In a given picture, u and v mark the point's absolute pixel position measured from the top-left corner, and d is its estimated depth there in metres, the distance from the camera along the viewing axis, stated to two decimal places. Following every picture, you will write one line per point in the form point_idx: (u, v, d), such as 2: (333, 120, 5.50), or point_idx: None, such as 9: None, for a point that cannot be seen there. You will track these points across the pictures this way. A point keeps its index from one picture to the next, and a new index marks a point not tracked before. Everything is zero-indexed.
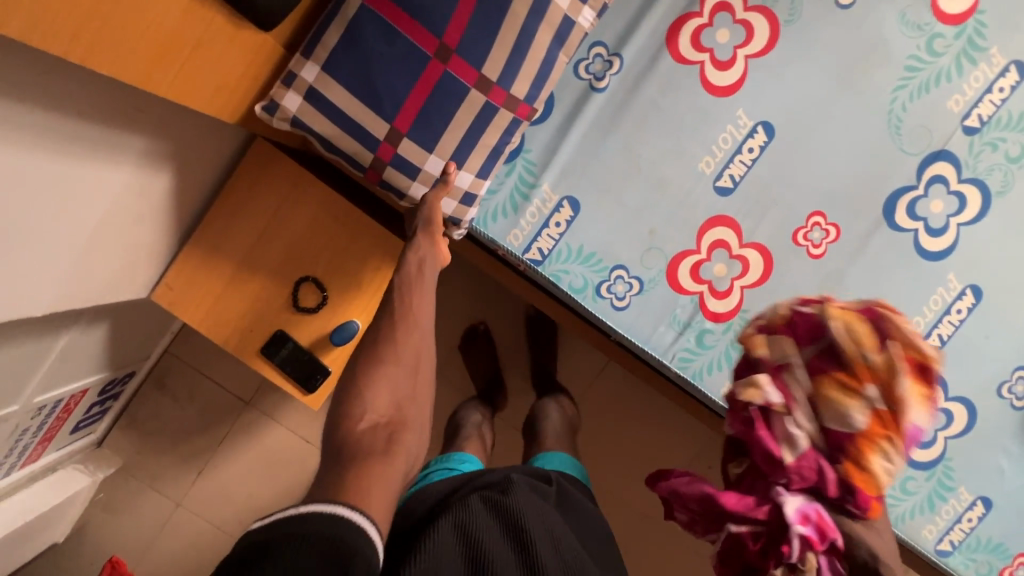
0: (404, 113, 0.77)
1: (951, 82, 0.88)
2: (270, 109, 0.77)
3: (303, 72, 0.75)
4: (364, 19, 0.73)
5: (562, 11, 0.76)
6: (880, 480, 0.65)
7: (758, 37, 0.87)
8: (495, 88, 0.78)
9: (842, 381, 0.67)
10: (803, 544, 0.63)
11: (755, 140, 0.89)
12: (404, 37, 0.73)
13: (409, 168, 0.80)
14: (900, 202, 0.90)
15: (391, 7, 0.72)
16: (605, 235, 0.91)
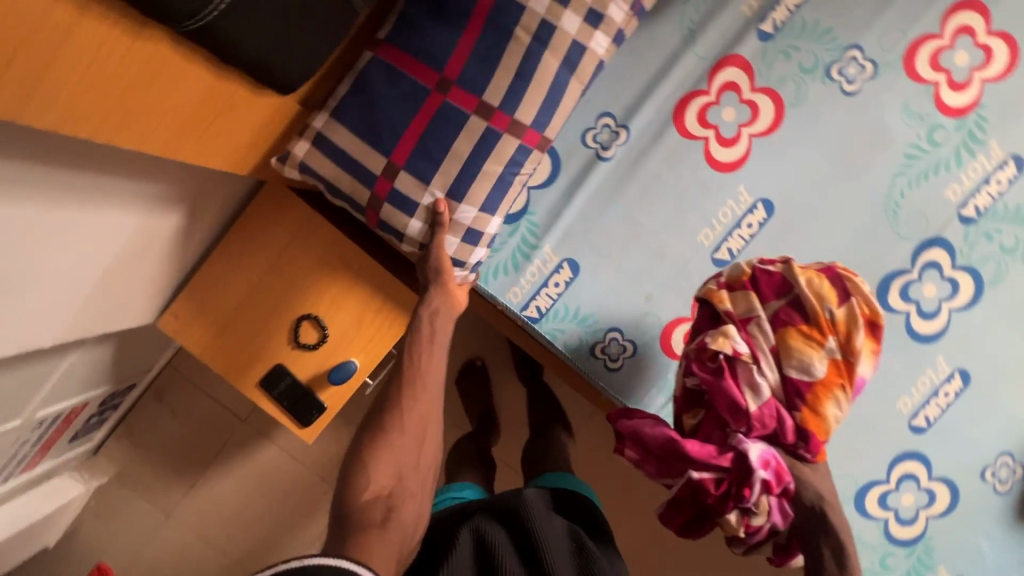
0: (400, 147, 0.77)
1: (949, 172, 0.89)
2: (282, 159, 0.80)
3: (315, 122, 0.79)
4: (379, 83, 0.76)
5: (569, 36, 0.75)
6: (832, 423, 0.77)
7: (763, 117, 0.89)
8: (496, 112, 0.76)
9: (807, 334, 0.76)
10: (763, 486, 0.72)
11: (754, 216, 0.91)
12: (407, 78, 0.76)
13: (406, 204, 0.79)
14: (893, 284, 0.92)
15: (398, 53, 0.76)
16: (602, 297, 0.93)
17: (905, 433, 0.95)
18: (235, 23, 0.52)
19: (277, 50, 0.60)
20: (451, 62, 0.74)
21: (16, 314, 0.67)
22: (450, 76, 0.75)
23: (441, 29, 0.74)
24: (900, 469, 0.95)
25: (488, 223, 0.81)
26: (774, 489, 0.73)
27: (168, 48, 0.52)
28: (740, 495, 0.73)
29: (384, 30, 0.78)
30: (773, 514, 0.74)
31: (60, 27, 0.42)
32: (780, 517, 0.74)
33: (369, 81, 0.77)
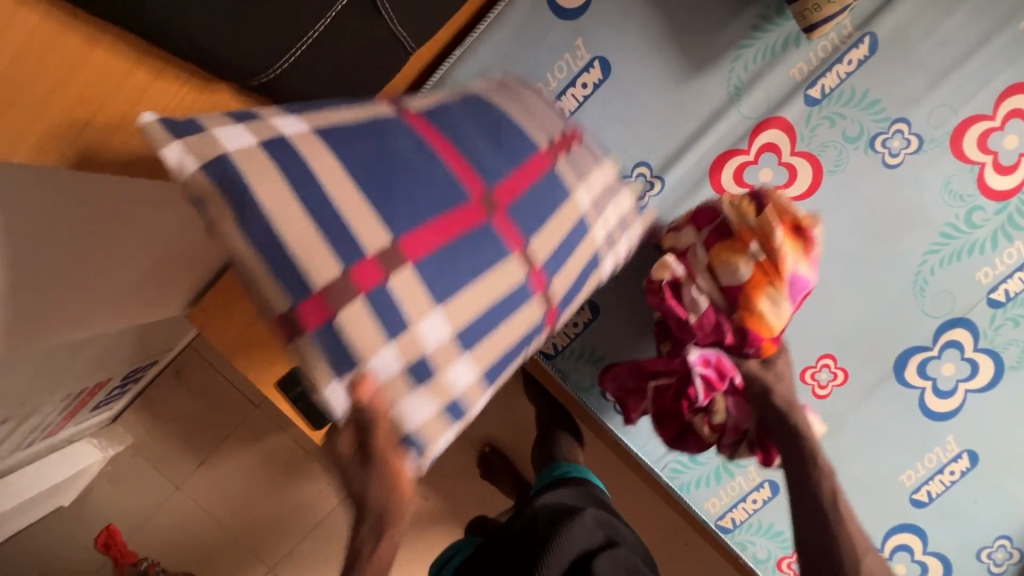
0: (417, 236, 0.49)
1: (983, 255, 0.88)
2: (177, 134, 0.44)
3: (276, 121, 0.49)
4: (400, 141, 0.52)
5: (594, 244, 0.63)
6: (772, 326, 0.70)
7: (800, 180, 0.89)
8: (536, 269, 0.56)
9: (732, 245, 0.72)
10: (705, 385, 0.78)
11: None
12: (442, 165, 0.53)
13: (393, 321, 0.47)
14: (911, 359, 0.92)
15: (431, 128, 0.55)
16: (619, 341, 0.94)
17: (905, 505, 0.95)
18: (295, 76, 0.54)
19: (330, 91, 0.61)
20: (508, 194, 0.55)
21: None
22: (501, 194, 0.55)
23: (505, 155, 0.57)
24: (895, 539, 0.96)
25: (480, 395, 0.56)
26: (720, 386, 0.78)
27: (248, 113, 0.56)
28: (690, 396, 0.79)
29: (420, 102, 0.59)
30: (732, 408, 0.80)
31: (136, 91, 0.47)
32: (738, 412, 0.80)
33: (390, 136, 0.52)
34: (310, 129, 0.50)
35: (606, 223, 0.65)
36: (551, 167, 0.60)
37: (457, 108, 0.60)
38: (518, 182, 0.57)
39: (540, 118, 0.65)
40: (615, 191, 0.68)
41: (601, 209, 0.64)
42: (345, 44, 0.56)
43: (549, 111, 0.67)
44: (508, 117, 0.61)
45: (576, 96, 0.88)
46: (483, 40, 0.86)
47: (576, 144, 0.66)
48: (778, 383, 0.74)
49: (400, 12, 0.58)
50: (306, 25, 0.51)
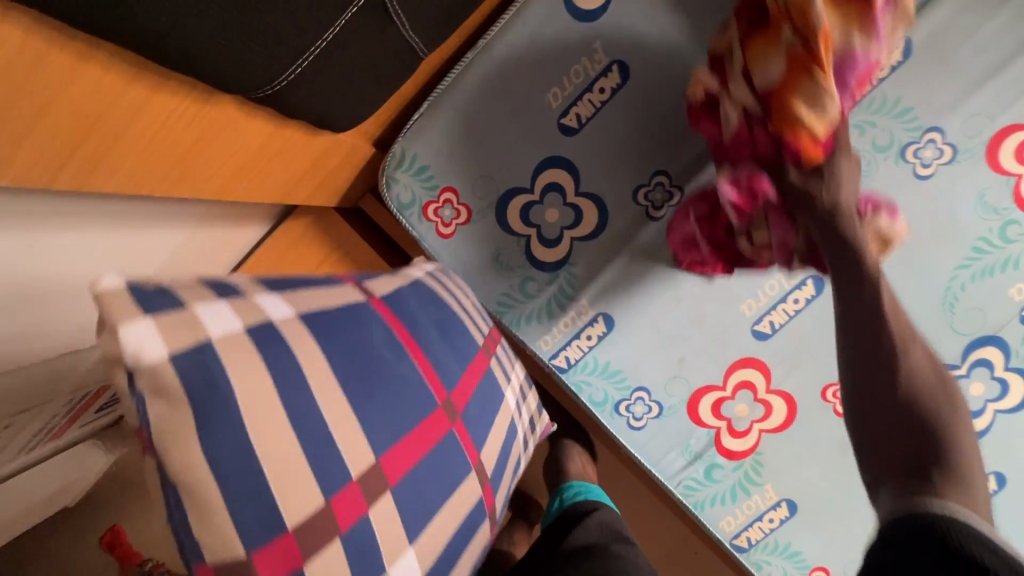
0: (395, 458, 0.45)
1: (1017, 270, 0.84)
2: (139, 297, 0.35)
3: (260, 302, 0.43)
4: (371, 333, 0.49)
5: (518, 448, 0.64)
6: (824, 114, 0.63)
7: None
8: (489, 485, 0.55)
9: (765, 36, 0.66)
10: (736, 207, 0.75)
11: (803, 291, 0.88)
12: (417, 368, 0.51)
13: (365, 558, 0.41)
14: None
15: (396, 318, 0.53)
16: (634, 355, 0.92)
17: None
18: (299, 88, 0.51)
19: (336, 101, 0.59)
20: (466, 398, 0.55)
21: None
22: (461, 400, 0.54)
23: (458, 350, 0.58)
24: None
25: None
26: (753, 205, 0.74)
27: (241, 115, 0.52)
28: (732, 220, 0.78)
29: (382, 284, 0.57)
30: (774, 225, 0.74)
31: (133, 103, 0.42)
32: (783, 229, 0.73)
33: (367, 328, 0.49)
34: (297, 313, 0.45)
35: (524, 423, 0.68)
36: (488, 367, 0.62)
37: (410, 293, 0.59)
38: (469, 381, 0.57)
39: (475, 318, 0.67)
40: (527, 392, 0.72)
41: (523, 402, 0.69)
42: (352, 54, 0.53)
43: (475, 305, 0.69)
44: (455, 314, 0.62)
45: (593, 101, 0.84)
46: (497, 42, 0.82)
47: (499, 344, 0.69)
48: (839, 176, 0.66)
49: (411, 18, 0.56)
50: (315, 35, 0.47)
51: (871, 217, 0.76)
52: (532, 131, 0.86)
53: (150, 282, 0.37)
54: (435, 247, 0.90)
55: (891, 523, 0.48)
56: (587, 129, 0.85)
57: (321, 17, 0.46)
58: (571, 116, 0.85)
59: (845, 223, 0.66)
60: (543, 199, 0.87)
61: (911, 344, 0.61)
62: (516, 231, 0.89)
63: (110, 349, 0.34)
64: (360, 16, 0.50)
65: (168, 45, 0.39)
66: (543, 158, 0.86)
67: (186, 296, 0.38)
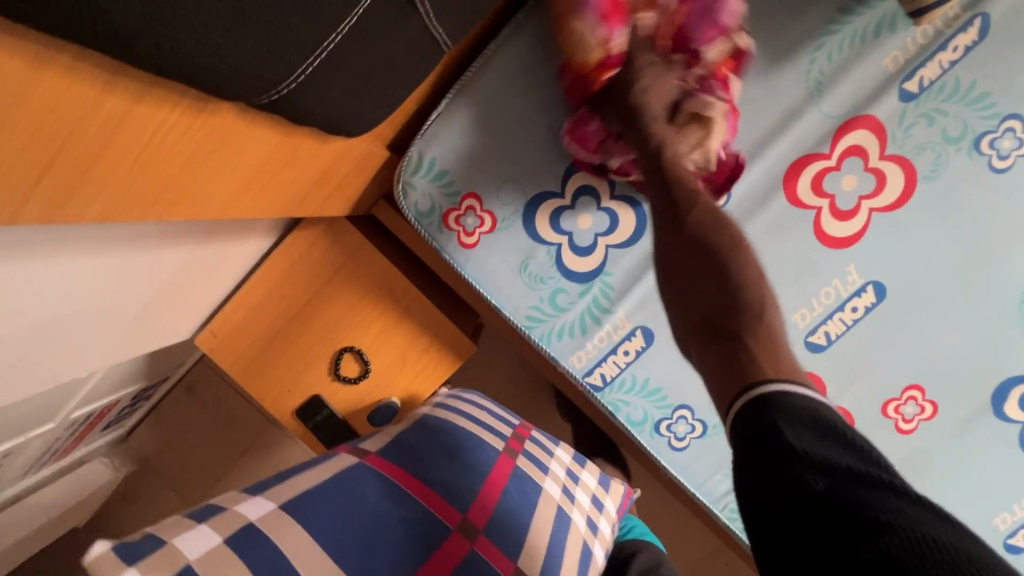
0: None
1: None
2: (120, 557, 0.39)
3: (243, 509, 0.47)
4: (368, 489, 0.53)
5: (580, 533, 0.62)
6: (594, 32, 0.64)
7: (890, 188, 0.77)
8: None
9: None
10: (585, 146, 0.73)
11: (862, 299, 0.80)
12: (414, 504, 0.53)
13: None
14: (1013, 391, 0.80)
15: (391, 466, 0.56)
16: (676, 371, 0.84)
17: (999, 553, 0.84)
18: (309, 91, 0.44)
19: (352, 103, 0.51)
20: (480, 518, 0.55)
21: (56, 350, 0.64)
22: (476, 520, 0.54)
23: (462, 473, 0.59)
24: None
25: None
26: (593, 140, 0.72)
27: (241, 132, 0.46)
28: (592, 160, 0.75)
29: (376, 443, 0.61)
30: (615, 149, 0.71)
31: (113, 121, 0.35)
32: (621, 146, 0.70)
33: (360, 488, 0.52)
34: (280, 505, 0.48)
35: (582, 507, 0.66)
36: (514, 468, 0.63)
37: (409, 433, 0.62)
38: (483, 499, 0.57)
39: (493, 428, 0.68)
40: (578, 473, 0.72)
41: (571, 494, 0.66)
42: (371, 49, 0.46)
43: (491, 421, 0.71)
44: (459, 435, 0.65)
45: None
46: (522, 31, 0.75)
47: (526, 442, 0.70)
48: (639, 77, 0.64)
49: (436, 5, 0.49)
50: (329, 25, 0.40)
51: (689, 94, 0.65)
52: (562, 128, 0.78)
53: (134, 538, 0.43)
54: (457, 258, 0.82)
55: (739, 422, 0.41)
56: None
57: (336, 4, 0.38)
58: None
59: (650, 125, 0.62)
60: (575, 204, 0.80)
61: (701, 201, 0.57)
62: (546, 239, 0.81)
63: None
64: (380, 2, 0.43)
65: (153, 49, 0.31)
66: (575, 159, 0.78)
67: (170, 534, 0.43)
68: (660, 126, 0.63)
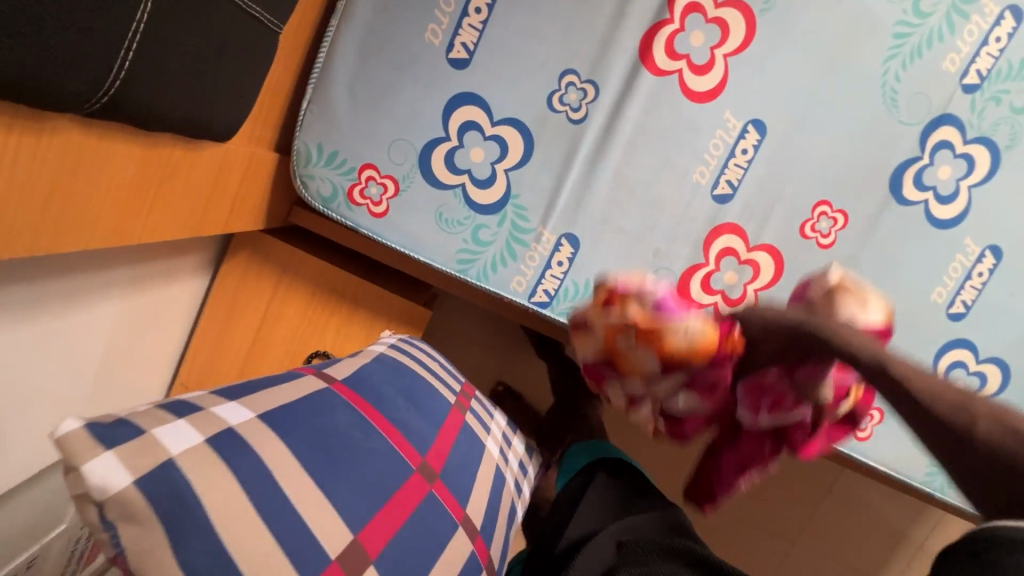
0: (373, 529, 0.51)
1: (943, 42, 0.83)
2: (104, 439, 0.45)
3: (220, 411, 0.53)
4: (341, 414, 0.59)
5: (511, 492, 0.73)
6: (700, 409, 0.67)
7: (734, 32, 0.82)
8: (478, 537, 0.61)
9: (615, 364, 0.67)
10: (792, 400, 0.63)
11: (748, 139, 0.85)
12: (383, 440, 0.59)
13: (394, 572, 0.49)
14: (907, 174, 0.87)
15: (363, 401, 0.63)
16: (611, 264, 0.89)
17: (944, 323, 0.92)
18: (141, 80, 0.47)
19: (194, 91, 0.54)
20: (440, 465, 0.62)
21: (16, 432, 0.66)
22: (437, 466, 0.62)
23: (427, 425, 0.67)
24: (946, 360, 0.94)
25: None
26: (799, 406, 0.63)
27: (103, 148, 0.50)
28: (794, 404, 0.63)
29: (342, 369, 0.67)
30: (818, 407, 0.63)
31: None
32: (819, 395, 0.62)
33: (332, 413, 0.58)
34: (257, 414, 0.54)
35: (514, 469, 0.77)
36: (462, 421, 0.73)
37: (372, 369, 0.70)
38: (439, 447, 0.65)
39: (445, 381, 0.80)
40: (512, 439, 0.82)
41: (508, 455, 0.77)
42: (190, 33, 0.49)
43: (444, 376, 0.80)
44: (415, 380, 0.73)
45: (474, 25, 0.80)
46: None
47: (473, 399, 0.81)
48: (760, 314, 0.63)
49: None
50: (129, 15, 0.42)
51: (812, 295, 0.64)
52: (425, 75, 0.81)
53: (109, 420, 0.47)
54: (372, 231, 0.86)
55: None
56: (478, 54, 0.81)
57: None
58: (458, 48, 0.81)
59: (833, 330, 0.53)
60: (463, 142, 0.83)
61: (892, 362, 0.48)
62: (448, 184, 0.85)
63: (83, 485, 0.43)
64: None
65: None
66: (449, 99, 0.82)
67: (146, 424, 0.48)
68: (818, 325, 0.56)
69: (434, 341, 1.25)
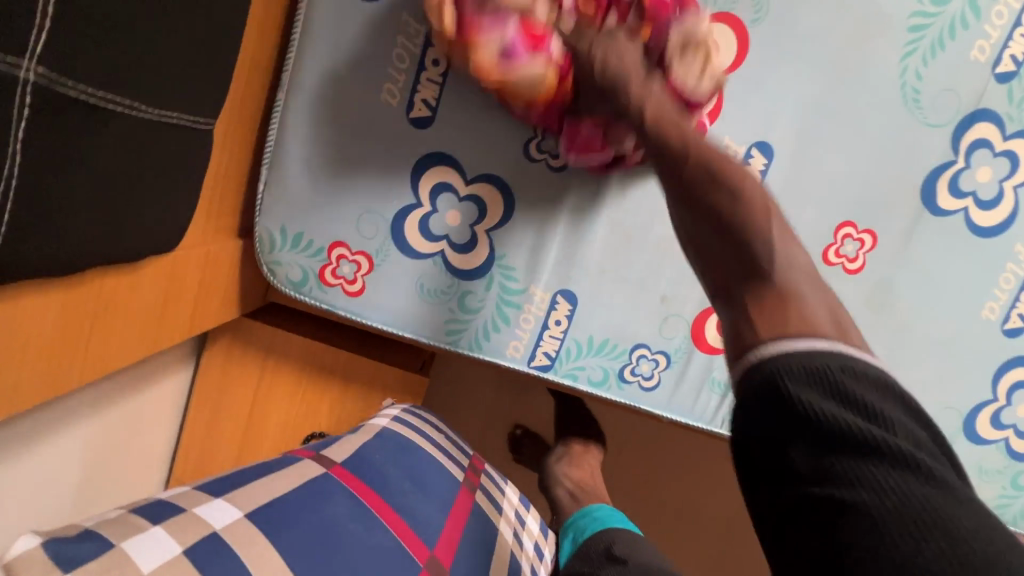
0: None
1: (968, 29, 0.73)
2: (60, 557, 0.40)
3: (205, 512, 0.49)
4: (338, 504, 0.55)
5: None
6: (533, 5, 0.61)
7: (725, 51, 0.72)
8: None
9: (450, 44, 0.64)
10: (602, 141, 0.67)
11: (753, 165, 0.76)
12: (386, 532, 0.56)
13: None
14: (940, 182, 0.76)
15: (365, 488, 0.59)
16: (614, 317, 0.81)
17: (998, 342, 0.81)
18: (31, 238, 0.41)
19: (109, 223, 0.48)
20: (447, 560, 0.58)
21: None
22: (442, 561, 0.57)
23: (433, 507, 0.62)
24: (1006, 381, 0.83)
25: None
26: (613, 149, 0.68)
27: (18, 304, 0.45)
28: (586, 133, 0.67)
29: (342, 447, 0.63)
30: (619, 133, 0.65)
31: None
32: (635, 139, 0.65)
33: (330, 503, 0.55)
34: (245, 513, 0.50)
35: (528, 555, 0.71)
36: (472, 503, 0.67)
37: (373, 449, 0.64)
38: (445, 535, 0.60)
39: (451, 451, 0.73)
40: (524, 516, 0.76)
41: (519, 539, 0.71)
42: (85, 169, 0.43)
43: (449, 446, 0.74)
44: (421, 457, 0.67)
45: (434, 79, 0.72)
46: (301, 67, 0.71)
47: (482, 473, 0.75)
48: (594, 52, 0.60)
49: (142, 95, 0.46)
50: None
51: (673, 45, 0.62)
52: (386, 140, 0.74)
53: (73, 532, 0.43)
54: (350, 311, 0.79)
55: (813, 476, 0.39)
56: (442, 110, 0.73)
57: None
58: (418, 106, 0.73)
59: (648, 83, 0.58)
60: (435, 205, 0.76)
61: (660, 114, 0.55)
62: (425, 252, 0.77)
63: None
64: (43, 113, 0.38)
65: None
66: (416, 161, 0.75)
67: (117, 535, 0.44)
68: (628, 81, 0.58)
69: (439, 396, 1.18)
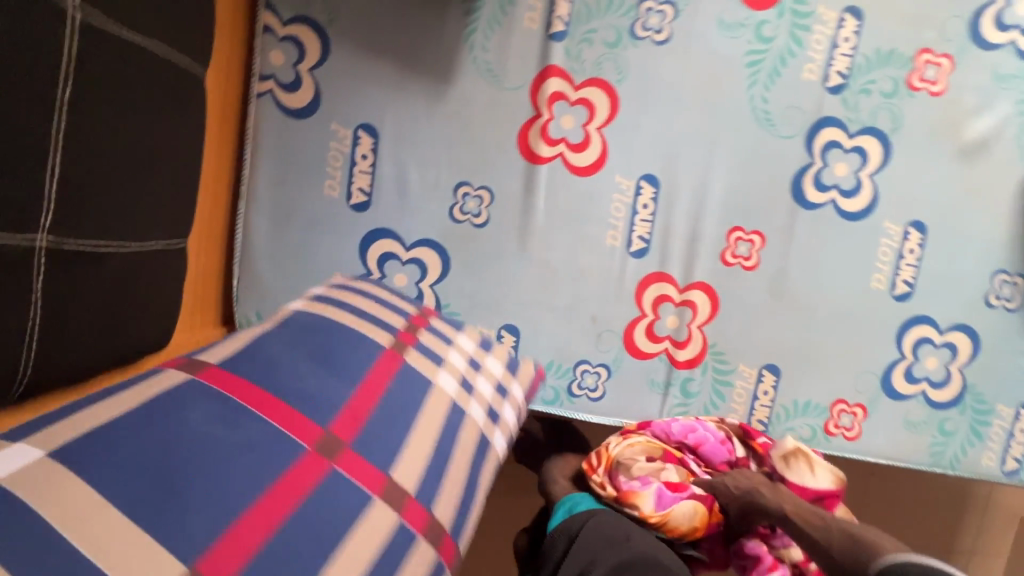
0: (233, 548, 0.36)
1: (795, 57, 0.87)
2: None
3: None
4: (190, 411, 0.43)
5: (477, 425, 0.62)
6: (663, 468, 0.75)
7: (600, 108, 0.87)
8: (413, 505, 0.48)
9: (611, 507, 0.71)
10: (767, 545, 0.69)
11: (645, 194, 0.90)
12: (260, 423, 0.45)
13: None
14: (805, 182, 0.90)
15: (226, 376, 0.48)
16: (555, 341, 0.92)
17: (893, 306, 0.92)
18: (53, 360, 0.54)
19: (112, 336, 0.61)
20: (349, 437, 0.49)
21: None
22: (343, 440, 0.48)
23: (337, 390, 0.53)
24: (909, 340, 0.93)
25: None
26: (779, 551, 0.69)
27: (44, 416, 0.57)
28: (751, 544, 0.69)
29: (217, 352, 0.52)
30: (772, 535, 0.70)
31: None
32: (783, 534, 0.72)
33: (182, 413, 0.43)
34: (47, 453, 0.37)
35: (483, 398, 0.66)
36: (401, 363, 0.61)
37: (272, 342, 0.55)
38: (351, 406, 0.52)
39: (383, 317, 0.66)
40: (482, 360, 0.72)
41: (467, 386, 0.65)
42: (90, 299, 0.57)
43: (380, 310, 0.67)
44: (338, 335, 0.60)
45: (365, 170, 0.87)
46: (255, 180, 0.86)
47: (423, 329, 0.69)
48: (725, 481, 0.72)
49: (127, 234, 0.60)
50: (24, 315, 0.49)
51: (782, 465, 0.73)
52: (335, 226, 0.88)
53: None
54: None
55: None
56: (376, 193, 0.88)
57: (16, 306, 0.48)
58: (356, 194, 0.88)
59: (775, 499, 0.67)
60: (384, 272, 0.89)
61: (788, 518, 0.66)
62: None
63: None
64: (56, 270, 0.52)
65: None
66: (362, 238, 0.89)
67: None
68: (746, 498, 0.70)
69: None
